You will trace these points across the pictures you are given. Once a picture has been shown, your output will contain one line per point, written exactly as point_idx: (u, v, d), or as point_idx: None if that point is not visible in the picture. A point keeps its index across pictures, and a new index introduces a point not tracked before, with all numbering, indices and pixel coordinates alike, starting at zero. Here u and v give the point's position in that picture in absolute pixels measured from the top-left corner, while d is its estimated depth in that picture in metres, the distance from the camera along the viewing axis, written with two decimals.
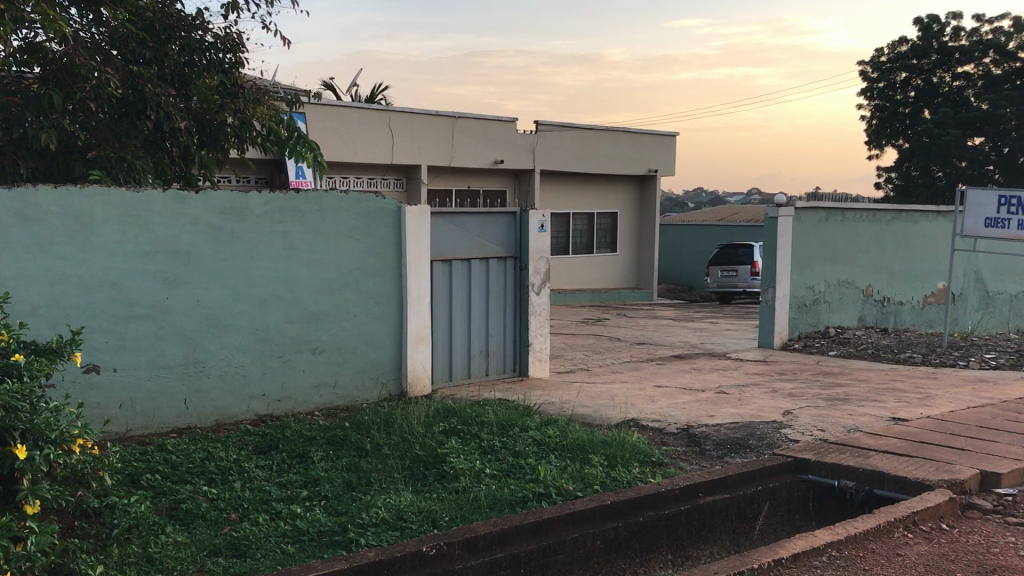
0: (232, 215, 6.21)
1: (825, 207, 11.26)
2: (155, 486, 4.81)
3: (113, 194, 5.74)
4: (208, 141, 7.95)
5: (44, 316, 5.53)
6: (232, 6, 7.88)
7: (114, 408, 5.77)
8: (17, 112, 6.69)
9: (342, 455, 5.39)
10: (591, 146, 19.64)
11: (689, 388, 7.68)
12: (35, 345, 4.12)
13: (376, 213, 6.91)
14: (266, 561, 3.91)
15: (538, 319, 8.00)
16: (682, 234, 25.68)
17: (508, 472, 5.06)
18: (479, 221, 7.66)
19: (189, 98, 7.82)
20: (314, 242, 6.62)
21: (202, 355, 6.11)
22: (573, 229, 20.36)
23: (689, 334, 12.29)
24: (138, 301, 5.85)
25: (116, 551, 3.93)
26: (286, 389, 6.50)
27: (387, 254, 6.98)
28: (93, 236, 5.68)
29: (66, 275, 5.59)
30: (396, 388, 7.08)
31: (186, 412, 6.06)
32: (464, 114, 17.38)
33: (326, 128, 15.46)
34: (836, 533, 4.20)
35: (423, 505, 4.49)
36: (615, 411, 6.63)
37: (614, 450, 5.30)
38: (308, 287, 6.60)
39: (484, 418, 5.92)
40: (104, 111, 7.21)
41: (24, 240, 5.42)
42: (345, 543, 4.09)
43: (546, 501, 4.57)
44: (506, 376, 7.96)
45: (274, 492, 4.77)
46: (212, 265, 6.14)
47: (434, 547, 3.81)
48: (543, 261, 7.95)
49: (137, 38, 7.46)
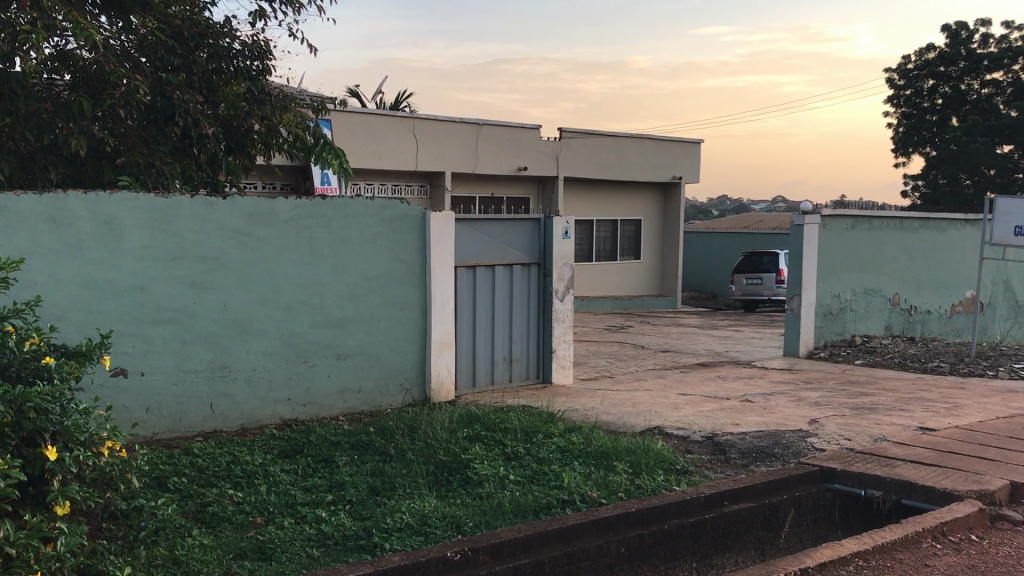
0: (259, 220, 6.26)
1: (852, 215, 11.18)
2: (182, 489, 4.85)
3: (141, 200, 5.79)
4: (235, 147, 8.07)
5: (72, 320, 5.59)
6: (260, 14, 7.92)
7: (141, 411, 5.82)
8: (48, 118, 6.78)
9: (367, 460, 5.42)
10: (614, 154, 19.63)
11: (713, 397, 7.64)
12: (65, 348, 4.15)
13: (400, 220, 6.94)
14: (291, 565, 3.95)
15: (562, 325, 7.96)
16: (706, 242, 25.62)
17: (533, 479, 5.05)
18: (503, 228, 7.66)
19: (217, 105, 7.90)
20: (339, 248, 6.65)
21: (229, 359, 6.16)
22: (596, 237, 20.35)
23: (713, 343, 12.21)
24: (166, 306, 5.91)
25: (143, 553, 3.97)
26: (311, 394, 6.53)
27: (412, 260, 7.00)
28: (121, 241, 5.74)
29: (96, 279, 5.66)
30: (420, 394, 7.09)
31: (212, 416, 6.10)
32: (489, 122, 17.42)
33: (351, 135, 15.51)
34: (863, 543, 4.16)
35: (447, 511, 4.50)
36: (639, 419, 6.59)
37: (638, 457, 5.27)
38: (333, 293, 6.63)
39: (508, 424, 5.91)
40: (133, 118, 7.31)
41: (54, 243, 5.50)
42: (369, 547, 4.12)
43: (570, 507, 4.56)
44: (531, 383, 7.94)
45: (300, 496, 4.80)
46: (239, 270, 6.19)
47: (459, 552, 3.83)
48: (567, 268, 7.92)
49: (166, 44, 7.54)
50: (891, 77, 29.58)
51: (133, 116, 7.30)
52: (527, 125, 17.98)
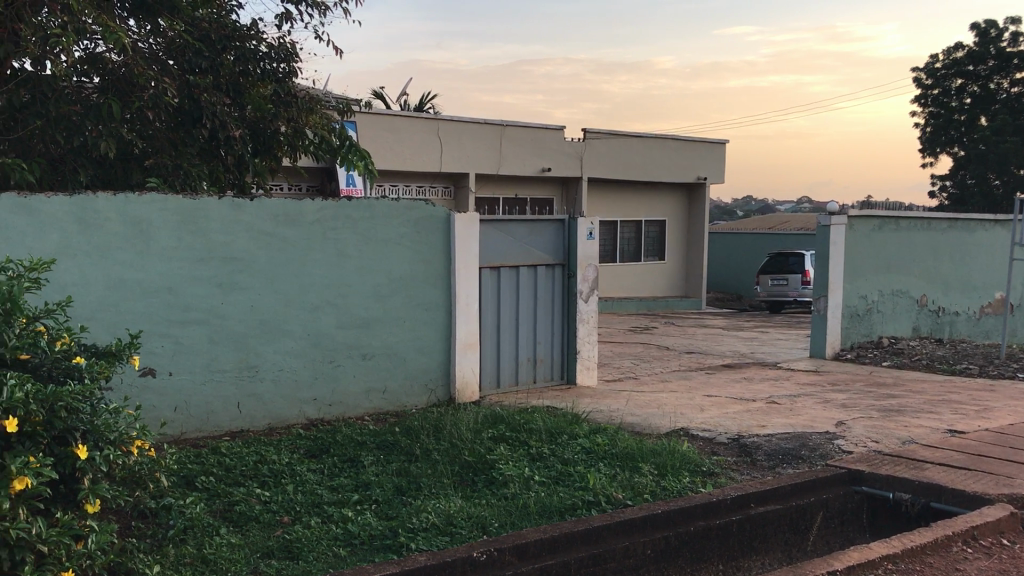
0: (285, 221, 6.30)
1: (879, 216, 11.09)
2: (210, 488, 4.89)
3: (170, 202, 5.84)
4: (262, 149, 8.15)
5: (102, 320, 5.66)
6: (287, 17, 7.97)
7: (169, 411, 5.87)
8: (78, 120, 6.87)
9: (392, 460, 5.44)
10: (638, 155, 19.58)
11: (739, 398, 7.60)
12: (95, 348, 4.20)
13: (425, 221, 6.96)
14: (318, 564, 3.98)
15: (586, 326, 7.95)
16: (731, 242, 25.51)
17: (558, 480, 5.05)
18: (527, 228, 7.66)
19: (244, 106, 7.97)
20: (365, 249, 6.68)
21: (256, 359, 6.21)
22: (619, 238, 20.32)
23: (739, 344, 12.15)
24: (194, 306, 5.96)
25: (172, 552, 4.01)
26: (337, 393, 6.56)
27: (437, 261, 7.02)
28: (150, 242, 5.80)
29: (126, 280, 5.72)
30: (445, 395, 7.11)
31: (239, 415, 6.15)
32: (513, 123, 17.43)
33: (376, 137, 15.58)
34: (892, 547, 4.12)
35: (472, 511, 4.51)
36: (664, 421, 6.57)
37: (664, 459, 5.26)
38: (359, 293, 6.67)
39: (533, 425, 5.92)
40: (161, 121, 7.39)
41: (84, 244, 5.56)
42: (395, 546, 4.14)
43: (595, 509, 4.56)
44: (555, 384, 7.94)
45: (326, 496, 4.83)
46: (266, 271, 6.23)
47: (485, 552, 3.84)
48: (592, 269, 7.90)
49: (194, 47, 7.60)
50: (919, 76, 29.31)
51: (161, 118, 7.37)
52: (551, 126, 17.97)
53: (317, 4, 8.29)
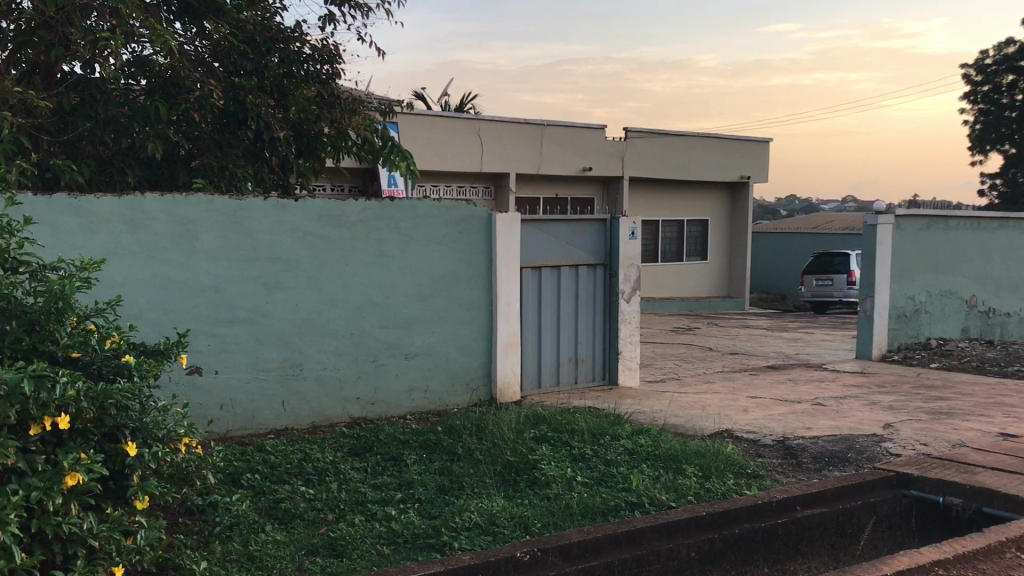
0: (329, 222, 6.35)
1: (927, 215, 10.90)
2: (255, 486, 4.95)
3: (216, 202, 5.92)
4: (306, 150, 8.22)
5: (150, 319, 5.75)
6: (330, 19, 8.03)
7: (216, 408, 5.95)
8: (126, 122, 6.98)
9: (435, 459, 5.46)
10: (679, 154, 19.44)
11: (784, 400, 7.51)
12: (144, 346, 4.26)
13: (467, 221, 6.97)
14: (362, 562, 4.00)
15: (629, 326, 7.89)
16: (775, 242, 25.25)
17: (601, 481, 5.03)
18: (569, 228, 7.64)
19: (288, 108, 8.05)
20: (407, 249, 6.71)
21: (300, 358, 6.26)
22: (661, 238, 20.20)
23: (784, 345, 12.01)
24: (239, 306, 6.03)
25: (218, 548, 4.05)
26: (380, 392, 6.60)
27: (478, 261, 7.03)
28: (197, 242, 5.87)
29: (173, 279, 5.80)
30: (486, 395, 7.12)
31: (283, 414, 6.21)
32: (554, 123, 17.39)
33: (417, 137, 15.65)
34: (943, 552, 4.05)
35: (515, 511, 4.51)
36: (708, 422, 6.51)
37: (708, 460, 5.21)
38: (401, 293, 6.69)
39: (575, 426, 5.90)
40: (207, 122, 7.49)
41: (133, 244, 5.65)
42: (439, 545, 4.15)
43: (638, 510, 4.54)
44: (596, 384, 7.91)
45: (369, 494, 4.86)
46: (310, 271, 6.29)
47: (528, 552, 3.83)
48: (634, 268, 7.85)
49: (239, 49, 7.69)
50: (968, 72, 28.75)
51: (207, 120, 7.47)
52: (592, 126, 17.91)
53: (360, 6, 8.34)
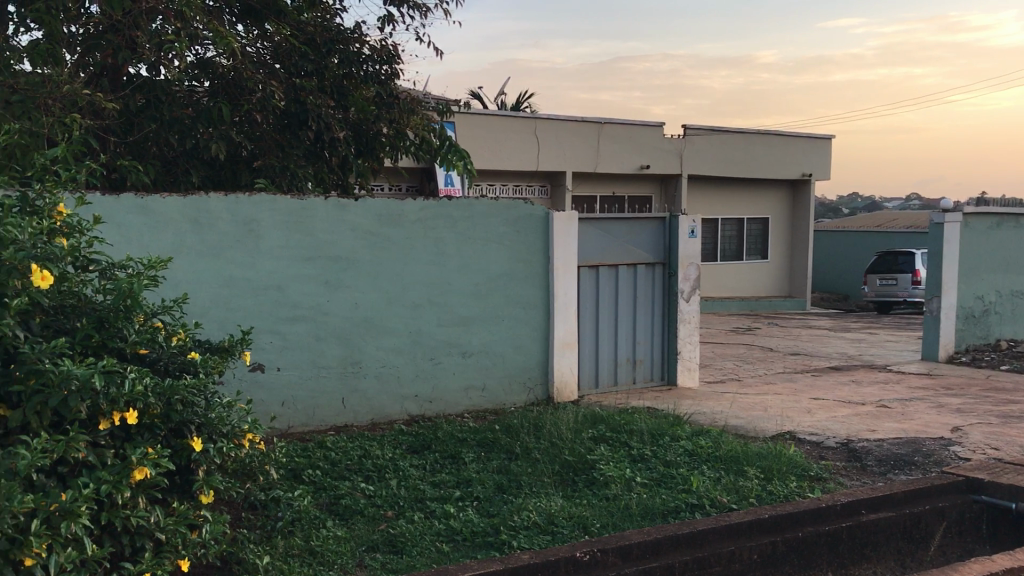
0: (388, 221, 6.39)
1: (997, 213, 10.61)
2: (316, 481, 5.01)
3: (278, 202, 6.00)
4: (365, 150, 8.30)
5: (215, 316, 5.85)
6: (389, 19, 8.09)
7: (277, 405, 6.04)
8: (190, 123, 7.12)
9: (493, 458, 5.46)
10: (738, 152, 19.21)
11: (847, 402, 7.37)
12: (209, 343, 4.34)
13: (525, 220, 6.96)
14: (422, 559, 4.02)
15: (688, 326, 7.82)
16: (837, 242, 24.82)
17: (660, 482, 4.99)
18: (627, 227, 7.60)
19: (347, 108, 8.14)
20: (465, 248, 6.73)
21: (360, 356, 6.32)
22: (719, 237, 19.98)
23: (847, 346, 11.79)
24: (300, 304, 6.11)
25: (280, 543, 4.11)
26: (437, 391, 6.63)
27: (536, 260, 7.02)
28: (259, 241, 5.96)
29: (236, 278, 5.90)
30: (543, 394, 7.11)
31: (343, 411, 6.27)
32: (611, 120, 17.31)
33: (474, 136, 15.70)
34: (1017, 560, 3.94)
35: (574, 511, 4.49)
36: (769, 424, 6.42)
37: (770, 462, 5.14)
38: (459, 291, 6.71)
39: (634, 426, 5.86)
40: (269, 123, 7.61)
41: (198, 243, 5.76)
42: (498, 543, 4.16)
43: (699, 512, 4.50)
44: (655, 385, 7.86)
45: (428, 491, 4.88)
46: (369, 269, 6.34)
47: (588, 552, 3.82)
48: (694, 267, 7.77)
49: (300, 51, 7.79)
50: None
51: (269, 120, 7.59)
52: (649, 123, 17.79)
53: (419, 6, 8.39)
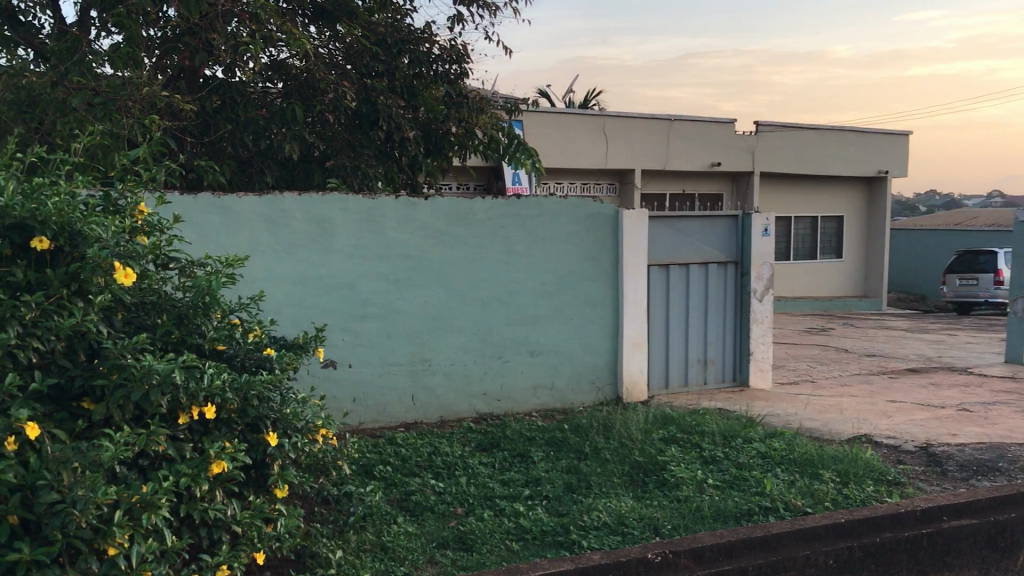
0: (458, 219, 6.42)
1: None
2: (387, 477, 5.06)
3: (350, 201, 6.07)
4: (434, 150, 8.37)
5: (289, 313, 5.96)
6: (458, 18, 8.13)
7: (349, 401, 6.12)
8: (264, 124, 7.26)
9: (562, 457, 5.44)
10: (810, 148, 18.84)
11: (926, 405, 7.18)
12: (284, 340, 4.41)
13: (594, 218, 6.92)
14: (492, 557, 4.03)
15: (761, 326, 7.70)
16: (915, 241, 24.20)
17: (733, 484, 4.92)
18: (699, 225, 7.51)
19: (417, 108, 8.21)
20: (534, 246, 6.72)
21: (429, 354, 6.37)
22: (791, 235, 19.64)
23: (925, 347, 11.47)
24: (371, 302, 6.18)
25: (352, 538, 4.16)
26: (506, 389, 6.65)
27: (605, 258, 6.98)
28: (332, 240, 6.04)
29: (309, 276, 6.00)
30: (612, 394, 7.07)
31: (413, 407, 6.33)
32: (680, 117, 17.12)
33: (542, 134, 15.69)
34: None
35: (645, 512, 4.45)
36: (845, 426, 6.28)
37: (846, 466, 5.03)
38: (528, 290, 6.71)
39: (705, 427, 5.79)
40: (341, 123, 7.71)
41: (273, 242, 5.86)
42: (568, 543, 4.14)
43: (773, 515, 4.42)
44: (726, 385, 7.75)
45: (498, 489, 4.89)
46: (439, 268, 6.38)
47: (659, 554, 3.79)
48: (767, 266, 7.64)
49: (371, 51, 7.88)
50: None
51: (341, 121, 7.69)
52: (720, 120, 17.56)
53: (488, 5, 8.41)
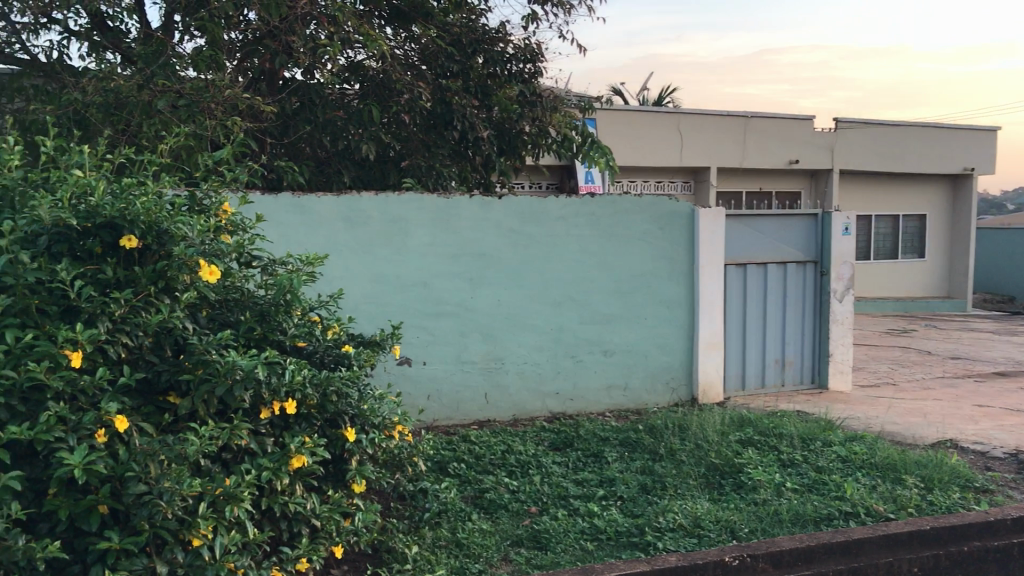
0: (532, 218, 6.43)
1: None
2: (461, 474, 5.10)
3: (425, 200, 6.12)
4: (507, 149, 8.37)
5: (365, 311, 6.05)
6: (533, 17, 8.14)
7: (423, 398, 6.19)
8: (342, 124, 7.37)
9: (636, 458, 5.41)
10: (891, 145, 18.36)
11: (1015, 410, 6.94)
12: (361, 338, 4.47)
13: (669, 217, 6.85)
14: (567, 557, 4.03)
15: (841, 327, 7.53)
16: (1001, 240, 23.40)
17: (812, 488, 4.83)
18: (777, 224, 7.38)
19: (491, 108, 8.25)
20: (608, 245, 6.69)
21: (502, 352, 6.40)
22: (870, 235, 19.20)
23: (1014, 350, 11.09)
24: (446, 300, 6.23)
25: (428, 534, 4.20)
26: (579, 389, 6.64)
27: (680, 257, 6.91)
28: (407, 239, 6.11)
29: (385, 275, 6.07)
30: (687, 394, 7.00)
31: (486, 405, 6.37)
32: (756, 114, 16.86)
33: (614, 132, 15.61)
34: None
35: (721, 514, 4.40)
36: (929, 431, 6.11)
37: (931, 471, 4.90)
38: (601, 289, 6.69)
39: (783, 430, 5.70)
40: (416, 123, 7.79)
41: (349, 240, 5.95)
42: (643, 545, 4.12)
43: (854, 520, 4.33)
44: (804, 387, 7.61)
45: (572, 489, 4.88)
46: (512, 266, 6.40)
47: (737, 557, 3.74)
48: (847, 266, 7.48)
49: (446, 52, 7.96)
50: None
51: (416, 121, 7.77)
52: (797, 117, 17.23)
53: (562, 3, 8.40)
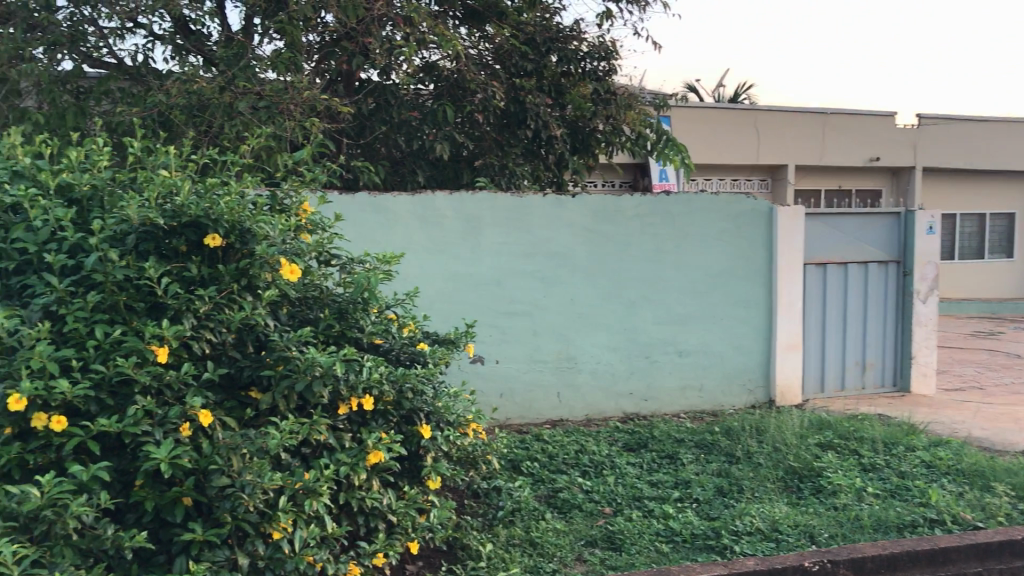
0: (606, 217, 6.40)
1: None
2: (535, 473, 5.10)
3: (500, 199, 6.14)
4: (580, 147, 8.35)
5: (439, 310, 6.09)
6: (607, 15, 8.09)
7: (496, 396, 6.21)
8: (417, 124, 7.43)
9: (712, 460, 5.34)
10: (976, 141, 17.78)
11: None
12: (436, 335, 4.51)
13: (747, 216, 6.74)
14: (642, 558, 4.00)
15: (924, 329, 7.33)
16: None
17: (894, 493, 4.70)
18: (857, 223, 7.21)
19: (565, 107, 8.23)
20: (683, 245, 6.62)
21: (575, 352, 6.38)
22: (953, 233, 18.63)
23: None
24: (519, 299, 6.24)
25: (502, 531, 4.22)
26: (653, 389, 6.58)
27: (757, 257, 6.80)
28: (481, 238, 6.14)
29: (459, 273, 6.11)
30: (763, 396, 6.89)
31: (560, 405, 6.36)
32: (835, 110, 16.50)
33: (688, 130, 15.44)
34: None
35: (800, 518, 4.31)
36: (1017, 437, 5.90)
37: (1021, 479, 4.73)
38: (676, 289, 6.63)
39: (864, 433, 5.57)
40: (490, 122, 7.82)
41: (424, 239, 6.01)
42: (719, 548, 4.07)
43: (939, 528, 4.22)
44: (885, 391, 7.42)
45: (646, 490, 4.85)
46: (585, 265, 6.38)
47: (817, 563, 3.67)
48: (931, 266, 7.27)
49: (520, 51, 7.97)
50: None
51: (490, 121, 7.80)
52: (878, 112, 16.81)
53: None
